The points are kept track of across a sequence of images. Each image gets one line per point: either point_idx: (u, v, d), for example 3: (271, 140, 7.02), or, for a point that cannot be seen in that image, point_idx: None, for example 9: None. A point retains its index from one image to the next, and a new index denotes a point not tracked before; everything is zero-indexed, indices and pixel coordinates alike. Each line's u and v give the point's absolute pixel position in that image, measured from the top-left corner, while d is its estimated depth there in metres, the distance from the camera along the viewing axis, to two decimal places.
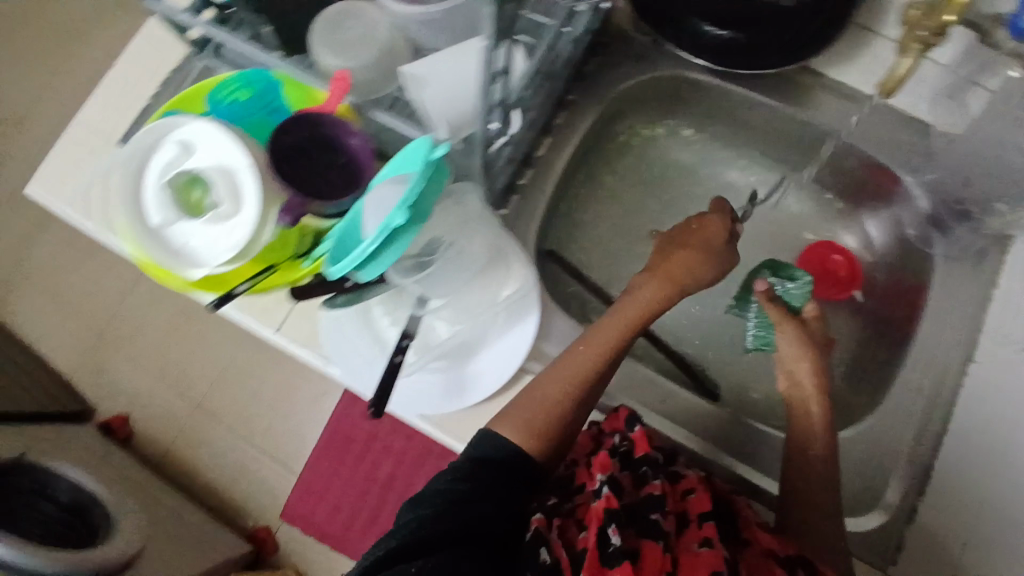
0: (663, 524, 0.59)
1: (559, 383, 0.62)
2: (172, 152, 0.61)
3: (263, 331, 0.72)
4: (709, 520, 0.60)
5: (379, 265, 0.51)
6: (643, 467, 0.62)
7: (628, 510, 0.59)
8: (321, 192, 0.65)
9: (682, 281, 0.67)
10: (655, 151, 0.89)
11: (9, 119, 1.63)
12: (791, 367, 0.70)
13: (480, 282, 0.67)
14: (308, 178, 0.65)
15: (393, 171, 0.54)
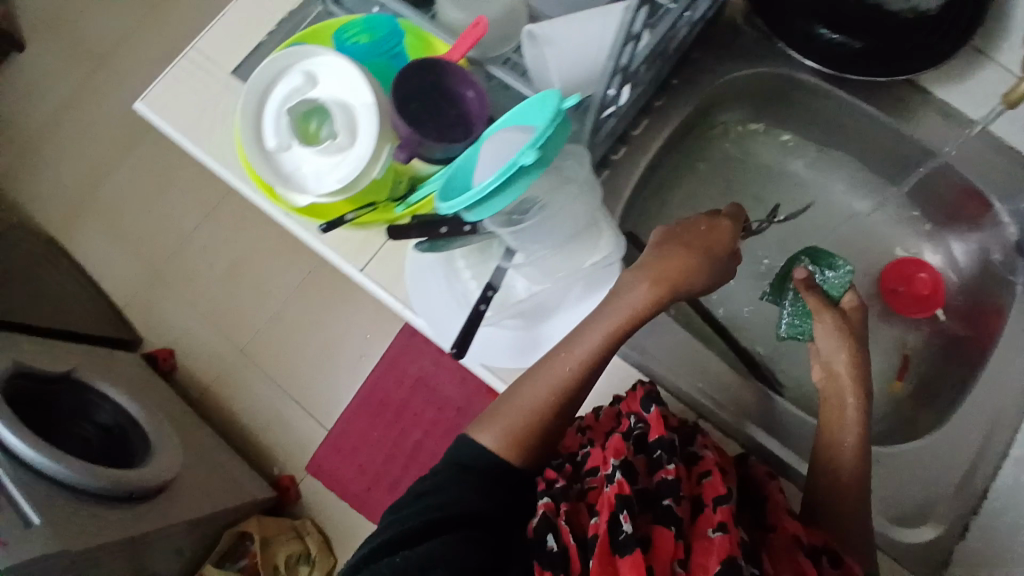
0: (676, 511, 0.54)
1: (536, 394, 0.60)
2: (298, 81, 0.64)
3: (349, 268, 0.74)
4: (723, 503, 0.55)
5: (495, 207, 0.52)
6: (659, 450, 0.58)
7: (643, 495, 0.55)
8: (429, 134, 0.64)
9: (672, 283, 0.60)
10: (745, 148, 0.89)
11: (91, 39, 1.61)
12: (828, 355, 0.68)
13: (570, 247, 0.66)
14: (419, 122, 0.65)
15: (515, 121, 0.56)
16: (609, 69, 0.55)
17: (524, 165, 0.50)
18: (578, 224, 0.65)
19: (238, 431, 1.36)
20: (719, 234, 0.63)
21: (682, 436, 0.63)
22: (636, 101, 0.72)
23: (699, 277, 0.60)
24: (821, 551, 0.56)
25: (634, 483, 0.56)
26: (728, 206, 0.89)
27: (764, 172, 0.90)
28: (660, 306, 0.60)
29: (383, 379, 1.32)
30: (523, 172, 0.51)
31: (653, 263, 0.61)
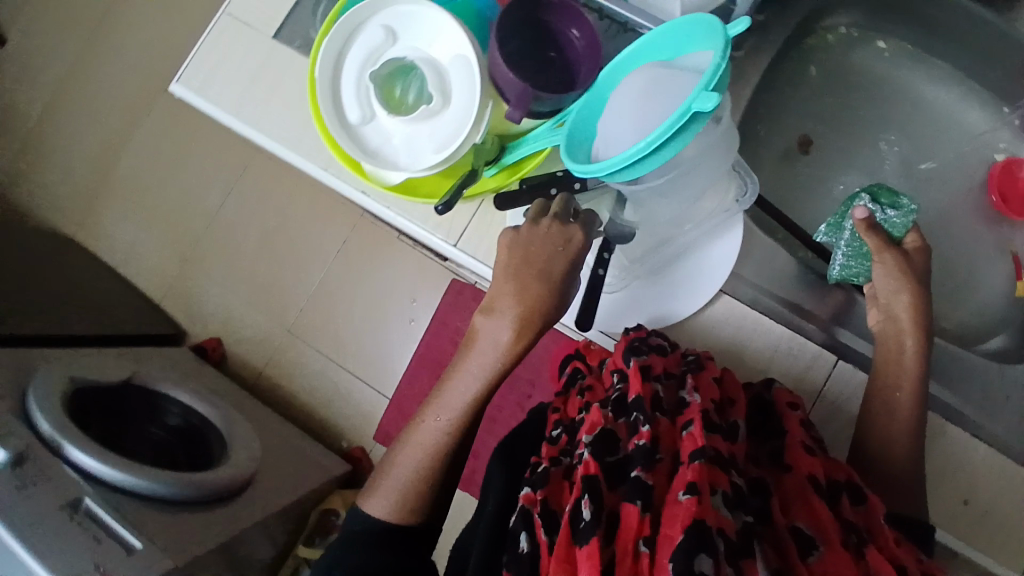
0: (648, 479, 0.47)
1: (419, 454, 0.58)
2: (378, 39, 0.57)
3: (441, 245, 0.67)
4: (700, 457, 0.47)
5: (656, 160, 0.46)
6: (636, 412, 0.53)
7: (618, 466, 0.50)
8: (533, 79, 0.56)
9: (500, 311, 0.56)
10: (837, 60, 0.82)
11: (80, 17, 1.50)
12: (887, 299, 0.62)
13: (707, 197, 0.61)
14: (521, 65, 0.57)
15: (667, 68, 0.50)
16: None
17: (700, 111, 0.43)
18: (714, 172, 0.58)
19: (297, 411, 1.33)
20: (575, 242, 0.55)
21: (669, 381, 0.57)
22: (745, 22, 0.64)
23: (523, 312, 0.55)
24: (841, 487, 0.53)
25: (608, 453, 0.51)
26: (824, 125, 0.82)
27: (861, 84, 0.83)
28: (525, 346, 0.56)
29: (436, 340, 1.24)
30: (692, 119, 0.44)
31: (499, 297, 0.56)
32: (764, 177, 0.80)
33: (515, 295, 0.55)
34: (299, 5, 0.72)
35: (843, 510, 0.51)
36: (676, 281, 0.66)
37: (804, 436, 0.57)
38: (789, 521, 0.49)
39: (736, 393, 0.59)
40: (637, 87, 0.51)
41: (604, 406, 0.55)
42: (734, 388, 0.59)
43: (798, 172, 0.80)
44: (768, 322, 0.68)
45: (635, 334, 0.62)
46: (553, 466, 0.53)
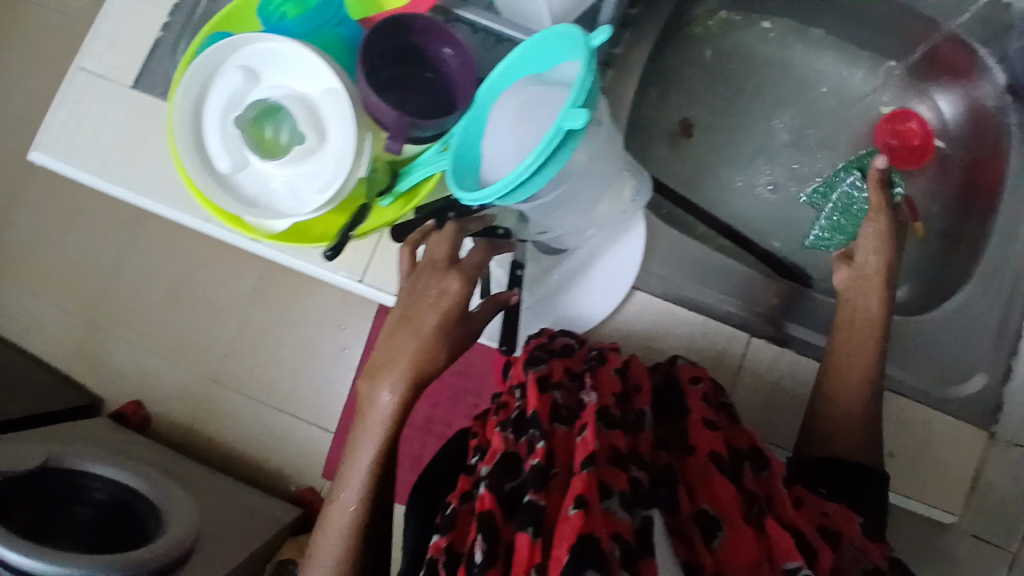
0: (541, 500, 0.45)
1: (338, 540, 0.54)
2: (237, 81, 0.54)
3: (346, 282, 0.65)
4: (589, 465, 0.44)
5: (541, 180, 0.44)
6: (532, 428, 0.50)
7: (516, 492, 0.47)
8: (404, 111, 0.55)
9: (389, 373, 0.51)
10: (722, 43, 0.83)
11: None
12: (863, 259, 0.65)
13: (607, 199, 0.60)
14: (392, 95, 0.55)
15: (546, 82, 0.49)
16: None
17: (572, 129, 0.42)
18: (608, 176, 0.57)
19: (237, 461, 1.27)
20: (453, 289, 0.52)
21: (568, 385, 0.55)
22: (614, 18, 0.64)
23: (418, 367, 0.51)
24: (744, 457, 0.52)
25: (506, 480, 0.48)
26: (713, 107, 0.83)
27: (748, 62, 0.83)
28: (412, 399, 0.52)
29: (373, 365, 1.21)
30: (568, 137, 0.43)
31: (387, 359, 0.51)
32: (661, 167, 0.81)
33: (407, 352, 0.51)
34: (159, 46, 0.69)
35: (747, 482, 0.50)
36: (586, 284, 0.67)
37: (706, 413, 0.55)
38: (694, 507, 0.48)
39: (642, 379, 0.57)
40: (518, 103, 0.49)
41: (504, 428, 0.52)
42: (641, 372, 0.57)
43: (694, 158, 0.82)
44: (678, 310, 0.69)
45: (540, 339, 0.61)
46: (461, 503, 0.50)
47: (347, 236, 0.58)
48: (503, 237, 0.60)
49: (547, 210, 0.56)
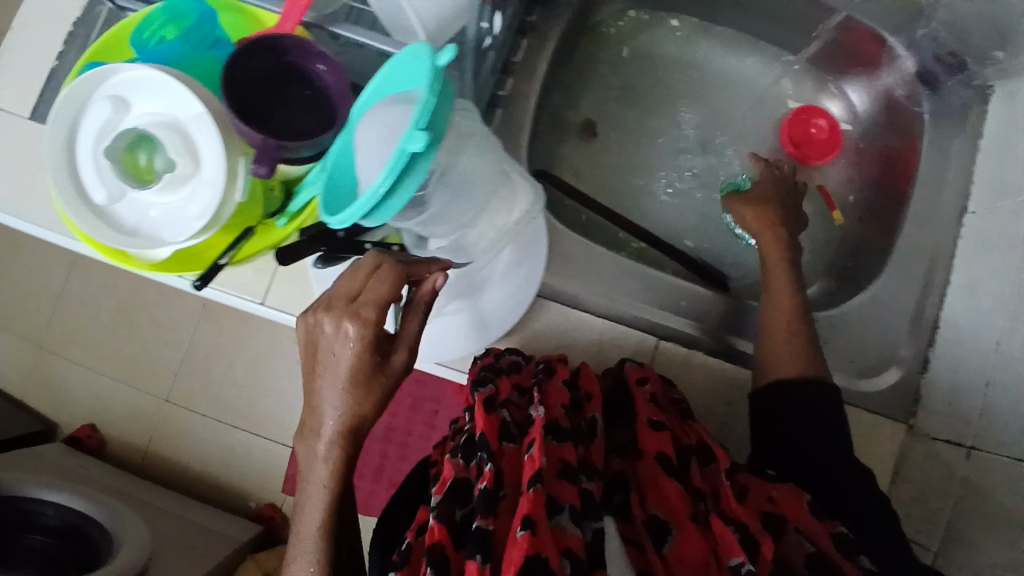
0: (491, 524, 0.45)
1: None
2: (105, 111, 0.53)
3: (248, 304, 0.64)
4: (536, 482, 0.45)
5: (398, 204, 0.43)
6: (480, 451, 0.51)
7: (467, 519, 0.48)
8: (278, 131, 0.54)
9: (321, 433, 0.49)
10: (636, 44, 0.83)
11: None
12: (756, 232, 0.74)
13: (490, 213, 0.59)
14: (262, 115, 0.54)
15: (394, 96, 0.47)
16: None
17: (416, 152, 0.41)
18: (489, 188, 0.57)
19: (196, 480, 1.26)
20: (364, 314, 0.48)
21: (516, 402, 0.56)
22: (510, 27, 0.65)
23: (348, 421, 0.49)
24: (690, 452, 0.55)
25: (457, 507, 0.48)
26: (630, 108, 0.83)
27: (663, 62, 0.84)
28: (351, 451, 0.50)
29: None
30: (417, 160, 0.42)
31: (314, 419, 0.49)
32: (580, 171, 0.81)
33: (331, 411, 0.49)
34: (55, 75, 0.68)
35: (692, 478, 0.54)
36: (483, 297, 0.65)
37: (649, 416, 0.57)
38: (645, 513, 0.51)
39: (591, 388, 0.59)
40: (371, 117, 0.47)
41: (455, 455, 0.52)
42: (589, 385, 0.59)
43: (613, 160, 0.82)
44: (588, 318, 0.69)
45: (487, 359, 0.63)
46: (417, 537, 0.49)
47: (219, 265, 0.59)
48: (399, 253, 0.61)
49: (431, 223, 0.55)
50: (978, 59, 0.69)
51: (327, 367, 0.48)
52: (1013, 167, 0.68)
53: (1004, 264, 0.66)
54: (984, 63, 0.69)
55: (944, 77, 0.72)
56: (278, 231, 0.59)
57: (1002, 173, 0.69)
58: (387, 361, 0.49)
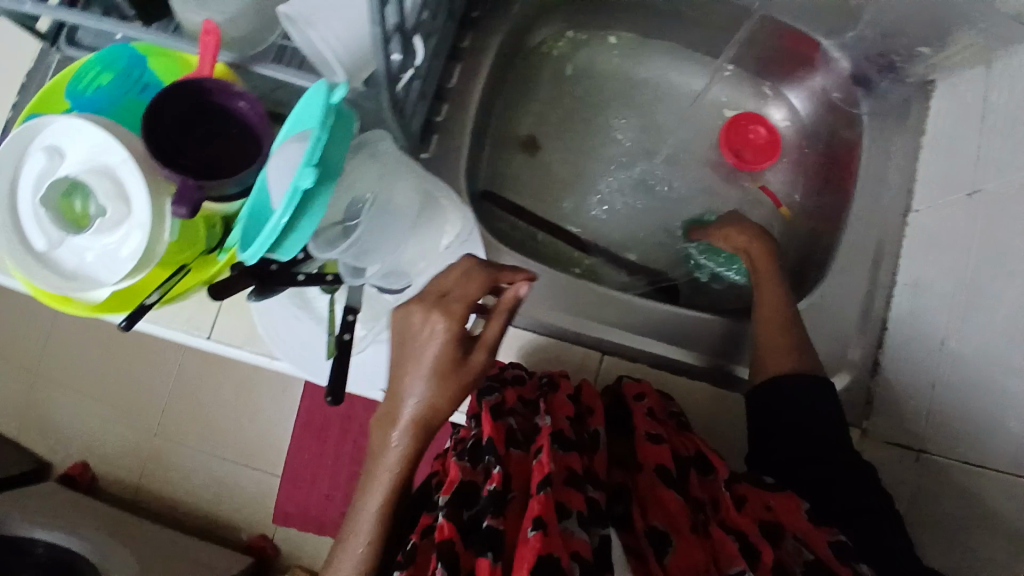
0: (499, 525, 0.48)
1: None
2: (41, 162, 0.56)
3: (194, 339, 0.66)
4: (545, 486, 0.47)
5: (300, 240, 0.45)
6: (489, 455, 0.53)
7: (474, 518, 0.50)
8: (196, 166, 0.54)
9: (397, 420, 0.51)
10: (577, 62, 0.85)
11: None
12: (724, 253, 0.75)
13: (416, 236, 0.62)
14: (178, 153, 0.54)
15: (289, 127, 0.47)
16: (379, 35, 0.48)
17: (308, 189, 0.42)
18: (408, 214, 0.60)
19: (187, 513, 1.27)
20: (439, 321, 0.51)
21: (523, 411, 0.59)
22: (440, 55, 0.67)
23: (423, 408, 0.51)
24: (690, 462, 0.57)
25: (464, 509, 0.50)
26: (574, 125, 0.85)
27: (606, 78, 0.85)
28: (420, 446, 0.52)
29: (314, 401, 1.23)
30: (312, 197, 0.44)
31: (391, 405, 0.52)
32: (528, 189, 0.83)
33: (411, 398, 0.51)
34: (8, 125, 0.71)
35: (691, 488, 0.56)
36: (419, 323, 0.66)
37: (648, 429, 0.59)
38: (646, 523, 0.52)
39: (593, 402, 0.60)
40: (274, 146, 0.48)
41: (462, 456, 0.55)
42: (592, 397, 0.61)
43: (562, 177, 0.83)
44: (536, 336, 0.70)
45: (493, 370, 0.65)
46: (423, 537, 0.50)
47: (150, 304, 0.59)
48: (333, 283, 0.61)
49: (359, 250, 0.57)
50: (904, 55, 0.71)
51: (411, 357, 0.51)
52: (950, 161, 0.68)
53: (945, 258, 0.66)
54: (909, 59, 0.72)
55: (878, 77, 0.74)
56: (213, 266, 0.62)
57: (940, 168, 0.69)
58: (467, 358, 0.51)
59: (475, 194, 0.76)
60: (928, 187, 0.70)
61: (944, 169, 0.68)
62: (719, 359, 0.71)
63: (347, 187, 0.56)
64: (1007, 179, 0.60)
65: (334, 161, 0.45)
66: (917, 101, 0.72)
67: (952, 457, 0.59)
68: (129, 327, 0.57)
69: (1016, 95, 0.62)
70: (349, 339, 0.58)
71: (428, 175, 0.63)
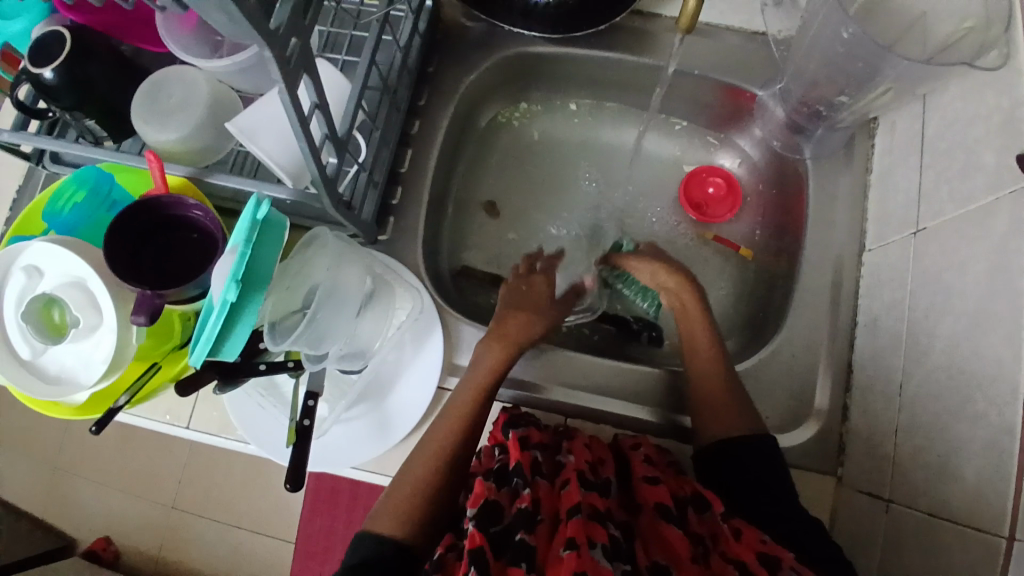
0: (531, 540, 0.53)
1: (426, 461, 0.60)
2: (23, 280, 0.61)
3: (177, 430, 0.71)
4: (575, 513, 0.53)
5: (239, 341, 0.50)
6: (517, 478, 0.58)
7: (503, 534, 0.54)
8: (151, 277, 0.59)
9: (502, 328, 0.68)
10: (531, 131, 0.89)
11: None
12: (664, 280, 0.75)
13: (370, 317, 0.67)
14: (135, 268, 0.59)
15: None
16: (306, 149, 0.53)
17: (235, 301, 0.47)
18: (356, 296, 0.64)
19: None
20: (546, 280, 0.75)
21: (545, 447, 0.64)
22: (387, 145, 0.71)
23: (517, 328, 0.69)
24: (687, 501, 0.59)
25: (492, 523, 0.54)
26: (532, 192, 0.88)
27: (560, 143, 0.89)
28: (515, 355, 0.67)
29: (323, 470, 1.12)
30: (242, 306, 0.48)
31: (502, 322, 0.69)
32: (494, 255, 0.86)
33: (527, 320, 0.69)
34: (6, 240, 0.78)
35: (690, 523, 0.58)
36: (380, 401, 0.68)
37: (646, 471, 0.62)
38: (648, 559, 0.55)
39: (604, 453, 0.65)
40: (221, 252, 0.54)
41: (487, 478, 0.59)
42: (601, 448, 0.66)
43: (525, 240, 0.86)
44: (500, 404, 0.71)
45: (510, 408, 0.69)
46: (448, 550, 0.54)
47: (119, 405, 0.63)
48: (297, 369, 0.64)
49: (314, 337, 0.59)
50: (828, 106, 0.71)
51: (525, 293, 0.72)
52: (895, 199, 0.69)
53: (896, 298, 0.65)
54: (835, 108, 0.71)
55: (811, 125, 0.75)
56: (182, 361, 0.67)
57: (887, 207, 0.70)
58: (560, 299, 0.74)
59: (438, 268, 0.79)
60: (876, 227, 0.71)
61: (887, 209, 0.70)
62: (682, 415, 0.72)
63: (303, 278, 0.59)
64: (943, 217, 0.60)
65: (263, 268, 0.50)
66: (860, 138, 0.74)
67: (920, 511, 0.56)
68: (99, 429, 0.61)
69: (942, 134, 0.63)
70: (309, 425, 0.61)
71: (370, 259, 0.67)
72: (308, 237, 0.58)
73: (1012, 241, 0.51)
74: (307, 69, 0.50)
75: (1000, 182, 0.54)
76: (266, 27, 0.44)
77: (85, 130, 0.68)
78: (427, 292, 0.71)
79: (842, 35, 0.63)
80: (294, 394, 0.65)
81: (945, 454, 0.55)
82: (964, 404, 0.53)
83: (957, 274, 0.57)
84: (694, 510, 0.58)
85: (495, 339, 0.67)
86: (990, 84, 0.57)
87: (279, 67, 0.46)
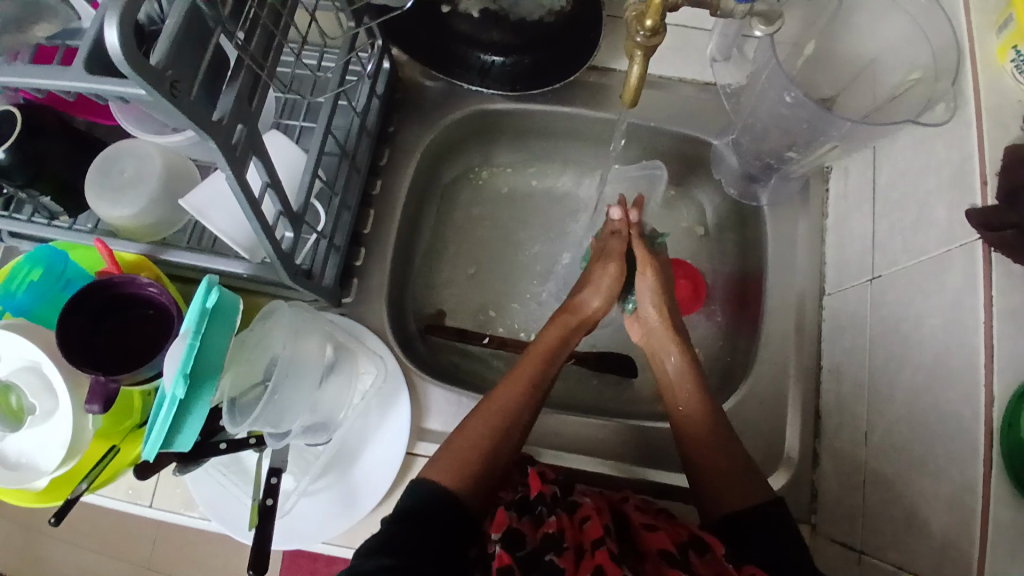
0: (560, 562, 0.53)
1: (486, 420, 0.62)
2: None
3: (138, 508, 0.69)
4: (602, 544, 0.54)
5: (191, 434, 0.49)
6: (540, 507, 0.58)
7: (531, 556, 0.54)
8: (104, 364, 0.58)
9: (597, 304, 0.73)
10: (493, 182, 0.89)
11: None
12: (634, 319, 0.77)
13: (331, 387, 0.66)
14: (87, 353, 0.58)
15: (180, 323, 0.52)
16: (260, 229, 0.52)
17: (184, 396, 0.47)
18: (315, 365, 0.63)
19: None
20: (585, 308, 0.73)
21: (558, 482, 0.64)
22: (348, 210, 0.71)
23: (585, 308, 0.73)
24: (688, 545, 0.56)
25: (517, 548, 0.54)
26: (498, 243, 0.87)
27: (522, 194, 0.89)
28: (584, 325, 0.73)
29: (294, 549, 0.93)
30: (193, 400, 0.48)
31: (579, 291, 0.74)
32: (462, 305, 0.85)
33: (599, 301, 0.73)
34: None
35: (695, 567, 0.55)
36: (349, 473, 0.67)
37: (646, 517, 0.60)
38: None
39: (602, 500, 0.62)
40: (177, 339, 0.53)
41: (508, 508, 0.59)
42: (599, 497, 0.64)
43: (493, 290, 0.85)
44: None
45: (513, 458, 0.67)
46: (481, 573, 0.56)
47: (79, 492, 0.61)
48: (258, 445, 0.62)
49: (274, 416, 0.57)
50: (778, 159, 0.73)
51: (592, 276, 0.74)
52: (850, 245, 0.70)
53: (856, 344, 0.66)
54: (784, 161, 0.73)
55: (764, 175, 0.77)
56: (142, 442, 0.65)
57: (845, 251, 0.71)
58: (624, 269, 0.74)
59: (406, 331, 0.78)
60: (835, 272, 0.72)
61: (843, 254, 0.71)
62: (651, 470, 0.71)
63: (264, 349, 0.58)
64: (899, 266, 0.61)
65: (216, 357, 0.49)
66: (815, 183, 0.76)
67: (888, 563, 0.56)
68: (59, 519, 0.59)
69: (895, 183, 0.64)
70: (272, 504, 0.61)
71: (334, 328, 0.68)
72: (264, 311, 0.58)
73: (964, 296, 0.52)
74: (260, 152, 0.50)
75: (952, 236, 0.54)
76: (211, 121, 0.43)
77: (40, 207, 0.67)
78: (391, 358, 0.71)
79: (786, 100, 0.63)
80: (257, 469, 0.64)
81: (913, 507, 0.54)
82: (927, 459, 0.54)
83: (914, 326, 0.57)
84: (696, 551, 0.56)
85: (555, 322, 0.72)
86: (940, 136, 0.58)
87: (229, 155, 0.46)
